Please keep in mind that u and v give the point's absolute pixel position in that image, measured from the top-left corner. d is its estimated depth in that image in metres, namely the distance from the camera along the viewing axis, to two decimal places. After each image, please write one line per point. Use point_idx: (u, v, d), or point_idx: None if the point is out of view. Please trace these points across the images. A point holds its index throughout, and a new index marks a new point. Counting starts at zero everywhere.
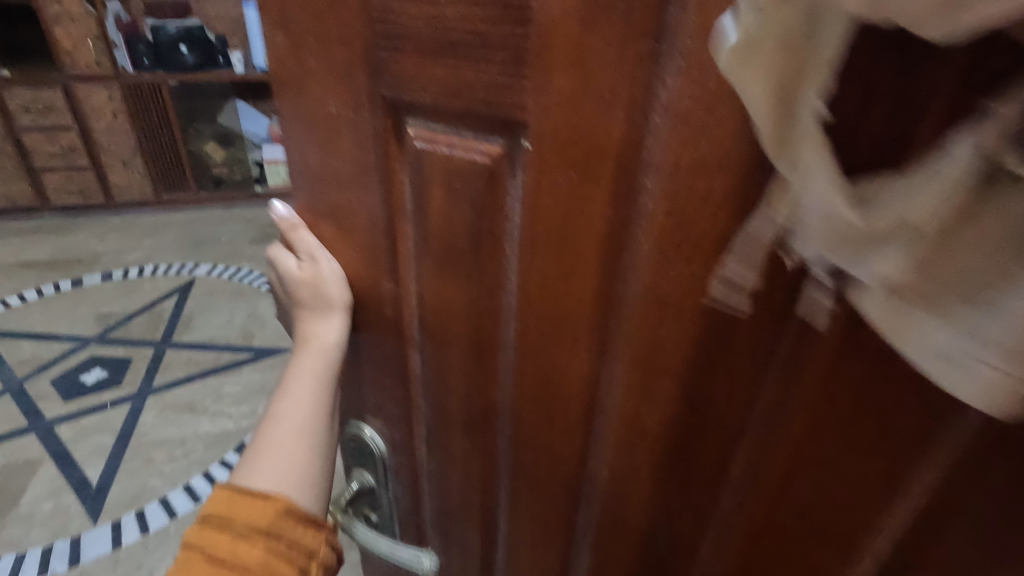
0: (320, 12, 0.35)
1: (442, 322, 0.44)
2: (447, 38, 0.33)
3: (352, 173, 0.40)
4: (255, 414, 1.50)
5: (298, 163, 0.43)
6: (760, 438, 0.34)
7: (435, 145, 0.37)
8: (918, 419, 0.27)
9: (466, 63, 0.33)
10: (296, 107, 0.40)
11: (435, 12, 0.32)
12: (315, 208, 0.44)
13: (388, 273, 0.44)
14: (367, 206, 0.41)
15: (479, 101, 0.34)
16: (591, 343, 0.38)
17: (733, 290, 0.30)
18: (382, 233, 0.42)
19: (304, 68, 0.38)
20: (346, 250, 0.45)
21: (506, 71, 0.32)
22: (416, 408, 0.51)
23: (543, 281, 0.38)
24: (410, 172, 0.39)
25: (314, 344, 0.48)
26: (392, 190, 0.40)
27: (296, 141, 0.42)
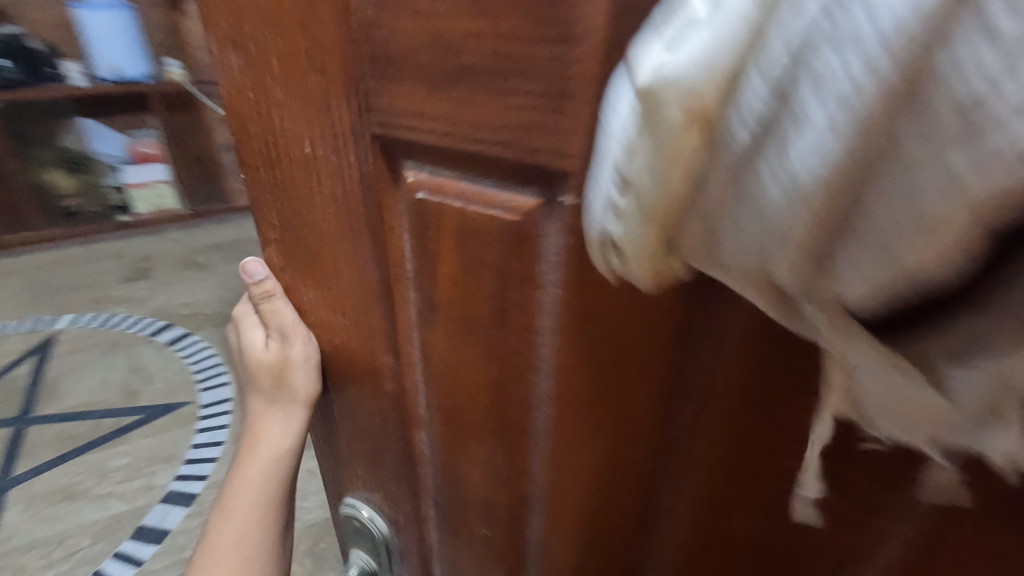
0: (284, 25, 0.25)
1: (457, 402, 0.33)
2: (456, 64, 0.23)
3: (336, 228, 0.30)
4: (154, 489, 1.28)
5: (266, 215, 0.33)
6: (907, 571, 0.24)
7: (445, 199, 0.26)
8: None
9: (484, 96, 0.22)
10: (262, 149, 0.30)
11: (439, 27, 0.22)
12: (290, 270, 0.34)
13: (387, 342, 0.33)
14: (358, 268, 0.31)
15: (504, 144, 0.23)
16: (647, 429, 0.28)
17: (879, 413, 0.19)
18: (379, 298, 0.31)
19: (267, 101, 0.28)
20: (324, 313, 0.34)
21: (540, 107, 0.22)
22: (423, 492, 0.39)
23: (588, 368, 0.27)
24: (410, 225, 0.28)
25: (267, 440, 0.43)
26: (390, 245, 0.29)
27: (263, 188, 0.32)
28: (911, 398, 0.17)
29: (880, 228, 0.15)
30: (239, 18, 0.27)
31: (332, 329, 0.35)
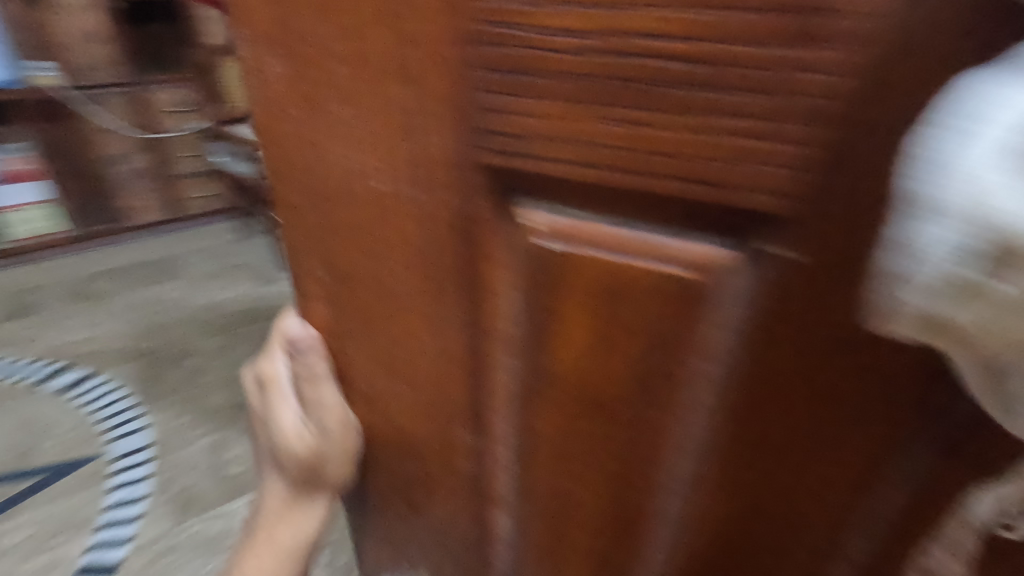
0: (362, 20, 0.19)
1: (563, 491, 0.26)
2: (622, 71, 0.17)
3: (410, 283, 0.23)
4: (63, 562, 1.08)
5: (308, 267, 0.26)
6: None
7: (583, 249, 0.20)
8: None
9: (666, 111, 0.16)
10: (314, 183, 0.24)
11: (602, 22, 0.16)
12: (336, 332, 0.27)
13: (466, 416, 0.26)
14: (438, 327, 0.24)
15: (686, 178, 0.17)
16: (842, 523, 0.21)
17: None
18: (463, 364, 0.25)
19: (325, 123, 0.22)
20: (379, 381, 0.27)
21: (752, 129, 0.16)
22: None
23: (783, 460, 0.20)
24: (520, 275, 0.21)
25: (281, 537, 0.36)
26: (488, 302, 0.22)
27: (310, 232, 0.25)
28: None
29: None
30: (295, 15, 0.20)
31: (388, 402, 0.28)
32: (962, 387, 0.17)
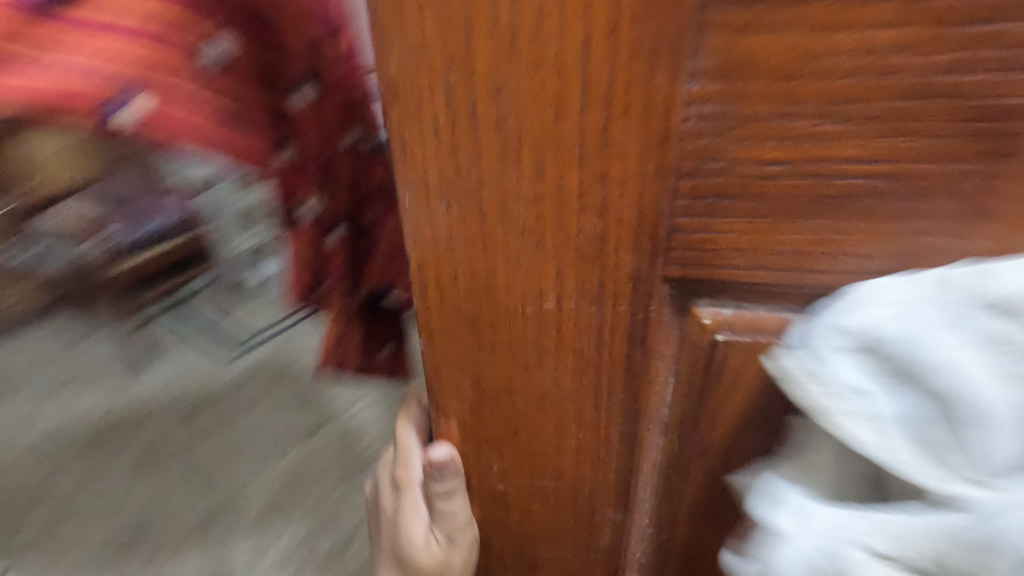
0: (548, 162, 0.19)
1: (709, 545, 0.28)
2: (826, 191, 0.18)
3: (572, 387, 0.25)
4: None
5: (452, 385, 0.25)
6: None
7: (758, 335, 0.22)
8: None
9: (863, 225, 0.19)
10: (466, 306, 0.23)
11: (809, 157, 0.18)
12: (475, 441, 0.27)
13: (612, 498, 0.28)
14: (595, 421, 0.25)
15: (872, 274, 0.19)
16: None
17: None
18: (616, 451, 0.26)
19: (494, 252, 0.22)
20: (520, 483, 0.28)
21: (945, 231, 0.18)
22: None
23: None
24: (688, 366, 0.23)
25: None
26: (648, 392, 0.24)
27: (456, 355, 0.25)
28: None
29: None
30: (467, 157, 0.20)
31: (526, 499, 0.28)
32: None
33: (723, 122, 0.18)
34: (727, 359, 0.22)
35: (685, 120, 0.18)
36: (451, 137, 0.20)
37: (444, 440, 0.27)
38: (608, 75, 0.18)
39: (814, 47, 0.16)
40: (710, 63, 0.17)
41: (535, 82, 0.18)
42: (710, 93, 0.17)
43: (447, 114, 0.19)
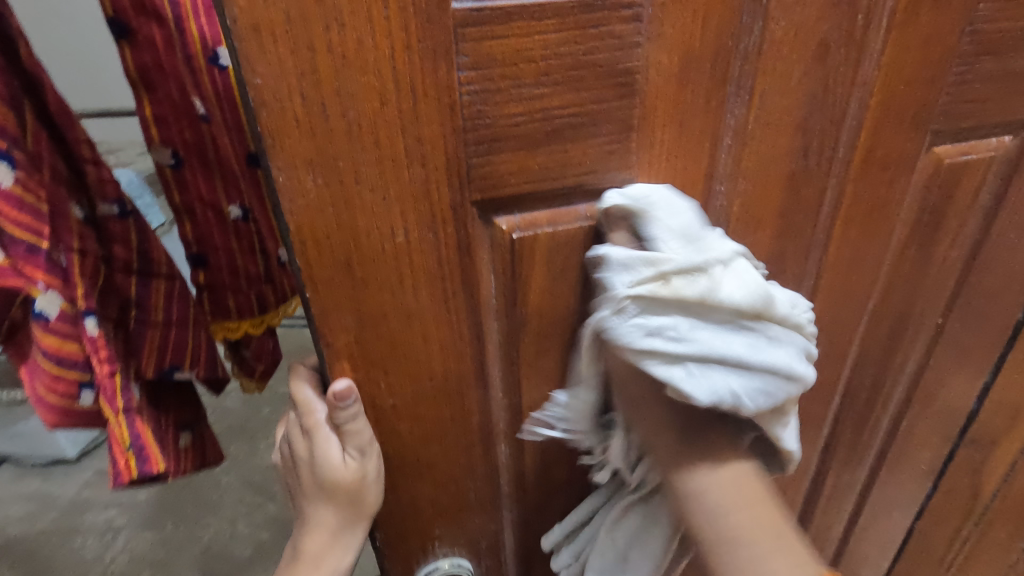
0: (381, 135, 0.29)
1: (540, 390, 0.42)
2: (550, 128, 0.32)
3: (428, 299, 0.35)
4: None
5: (338, 323, 0.34)
6: (802, 305, 0.47)
7: (537, 228, 0.35)
8: (863, 246, 0.45)
9: (573, 145, 0.33)
10: (342, 255, 0.31)
11: (537, 108, 0.31)
12: (365, 367, 0.36)
13: (474, 379, 0.39)
14: (451, 324, 0.36)
15: (587, 172, 0.34)
16: None
17: (786, 217, 0.41)
18: (467, 341, 0.37)
19: (356, 207, 0.30)
20: (406, 390, 0.38)
21: (614, 140, 0.33)
22: (502, 488, 0.46)
23: None
24: (498, 264, 0.36)
25: (327, 561, 0.40)
26: (479, 291, 0.36)
27: (338, 298, 0.33)
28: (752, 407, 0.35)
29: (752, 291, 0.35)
30: (324, 141, 0.28)
31: (411, 405, 0.39)
32: None
33: (484, 95, 0.30)
34: (522, 249, 0.35)
35: (462, 95, 0.29)
36: (310, 128, 0.28)
37: (340, 372, 0.36)
38: (411, 73, 0.28)
39: (522, 46, 0.29)
40: (468, 60, 0.29)
41: (364, 81, 0.27)
42: (475, 76, 0.29)
43: (306, 112, 0.27)
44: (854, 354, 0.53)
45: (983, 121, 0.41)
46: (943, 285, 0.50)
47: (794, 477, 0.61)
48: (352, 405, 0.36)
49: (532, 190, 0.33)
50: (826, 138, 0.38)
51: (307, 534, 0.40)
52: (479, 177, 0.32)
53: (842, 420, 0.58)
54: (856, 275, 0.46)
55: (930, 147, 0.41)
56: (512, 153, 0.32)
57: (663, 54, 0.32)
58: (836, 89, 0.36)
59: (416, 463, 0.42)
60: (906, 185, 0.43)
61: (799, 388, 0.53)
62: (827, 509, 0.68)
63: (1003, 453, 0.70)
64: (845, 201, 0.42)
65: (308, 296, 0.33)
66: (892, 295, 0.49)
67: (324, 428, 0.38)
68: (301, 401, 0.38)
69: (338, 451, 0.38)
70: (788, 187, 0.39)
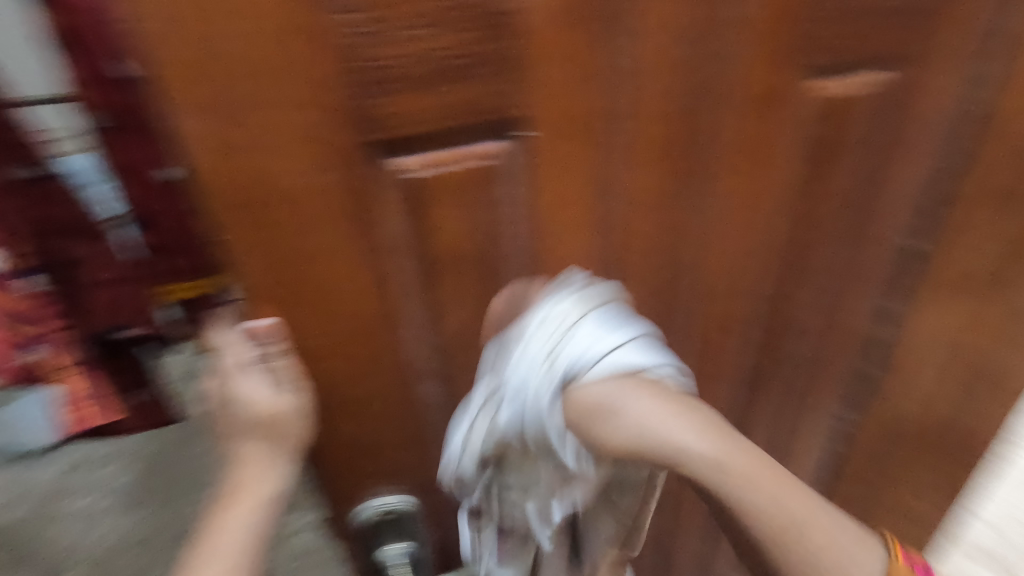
0: (274, 78, 0.31)
1: (459, 325, 0.45)
2: (439, 69, 0.34)
3: (337, 239, 0.37)
4: None
5: (251, 265, 0.36)
6: (705, 240, 0.51)
7: (437, 167, 0.37)
8: (752, 179, 0.49)
9: (463, 85, 0.35)
10: (247, 195, 0.33)
11: (424, 50, 0.33)
12: (286, 308, 0.38)
13: (395, 317, 0.42)
14: (366, 262, 0.39)
15: (480, 111, 0.36)
16: (588, 249, 0.46)
17: (677, 154, 0.44)
18: (383, 280, 0.40)
19: (256, 147, 0.32)
20: (328, 329, 0.40)
21: (502, 80, 0.36)
22: (435, 423, 0.50)
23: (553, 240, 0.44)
24: (405, 204, 0.38)
25: (258, 491, 0.43)
26: (389, 230, 0.38)
27: (249, 240, 0.35)
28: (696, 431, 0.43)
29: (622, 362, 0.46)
30: (217, 87, 0.30)
31: (334, 344, 0.41)
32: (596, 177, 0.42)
33: (373, 37, 0.31)
34: (426, 187, 0.38)
35: (349, 37, 0.31)
36: (200, 72, 0.29)
37: (263, 313, 0.38)
38: (294, 15, 0.30)
39: None
40: (350, 2, 0.30)
41: (250, 23, 0.29)
42: (359, 18, 0.31)
43: (197, 55, 0.29)
44: (759, 285, 0.57)
45: (850, 58, 0.46)
46: (829, 213, 0.56)
47: (718, 408, 0.66)
48: (276, 341, 0.39)
49: (428, 129, 0.36)
50: (705, 75, 0.41)
51: (238, 467, 0.43)
52: (375, 118, 0.34)
53: (756, 351, 0.63)
54: (750, 206, 0.50)
55: (808, 83, 0.46)
56: (404, 95, 0.34)
57: None
58: (712, 28, 0.40)
59: (347, 401, 0.44)
60: (785, 120, 0.47)
61: (712, 321, 0.57)
62: (752, 437, 0.73)
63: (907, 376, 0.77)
64: (729, 137, 0.45)
65: (219, 240, 0.34)
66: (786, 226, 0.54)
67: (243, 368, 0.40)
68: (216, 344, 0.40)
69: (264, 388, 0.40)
70: (676, 125, 0.43)
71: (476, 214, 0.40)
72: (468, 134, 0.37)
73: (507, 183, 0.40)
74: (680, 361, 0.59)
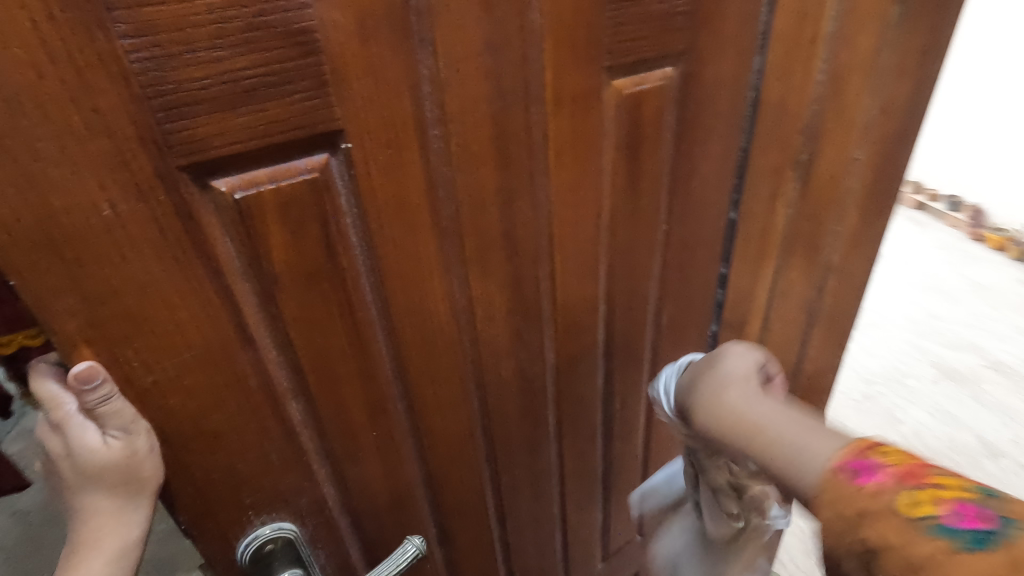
0: (49, 107, 0.29)
1: (313, 341, 0.45)
2: (242, 88, 0.34)
3: (159, 269, 0.36)
4: None
5: (59, 308, 0.33)
6: (546, 231, 0.55)
7: (259, 186, 0.37)
8: (577, 171, 0.54)
9: (271, 103, 0.36)
10: (42, 234, 0.31)
11: (222, 71, 0.33)
12: (111, 348, 0.36)
13: (241, 342, 0.41)
14: (197, 290, 0.38)
15: (295, 127, 0.37)
16: (435, 250, 0.48)
17: (502, 152, 0.47)
18: (221, 305, 0.39)
19: (44, 182, 0.30)
20: (165, 364, 0.39)
21: (312, 95, 0.37)
22: (307, 444, 0.49)
23: (397, 246, 0.46)
24: (231, 226, 0.38)
25: (107, 545, 0.42)
26: (217, 254, 0.38)
27: (52, 281, 0.33)
28: (795, 431, 0.43)
29: (757, 437, 0.45)
30: None
31: (176, 379, 0.39)
32: (427, 181, 0.45)
33: (163, 61, 0.31)
34: (251, 207, 0.38)
35: (135, 63, 0.31)
36: None
37: (84, 357, 0.36)
38: (66, 43, 0.29)
39: (186, 12, 0.31)
40: (130, 28, 0.30)
41: (13, 53, 0.28)
42: (144, 44, 0.31)
43: None
44: (603, 266, 0.63)
45: (640, 56, 0.53)
46: (655, 195, 0.63)
47: (590, 384, 0.71)
48: (101, 386, 0.36)
49: (242, 149, 0.36)
50: (513, 78, 0.45)
51: (83, 523, 0.41)
52: (180, 143, 0.34)
53: (614, 327, 0.69)
54: (580, 195, 0.55)
55: (609, 81, 0.52)
56: (209, 117, 0.34)
57: (337, 13, 0.36)
58: (508, 37, 0.43)
59: (201, 436, 0.43)
60: (596, 115, 0.52)
61: (567, 304, 0.61)
62: (627, 407, 0.79)
63: (749, 332, 0.87)
64: (549, 134, 0.50)
65: (17, 284, 0.32)
66: (616, 209, 0.60)
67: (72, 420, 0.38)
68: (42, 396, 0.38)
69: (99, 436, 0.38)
70: (495, 125, 0.46)
71: (311, 229, 0.41)
72: (287, 151, 0.38)
73: (337, 195, 0.41)
74: (545, 346, 0.63)
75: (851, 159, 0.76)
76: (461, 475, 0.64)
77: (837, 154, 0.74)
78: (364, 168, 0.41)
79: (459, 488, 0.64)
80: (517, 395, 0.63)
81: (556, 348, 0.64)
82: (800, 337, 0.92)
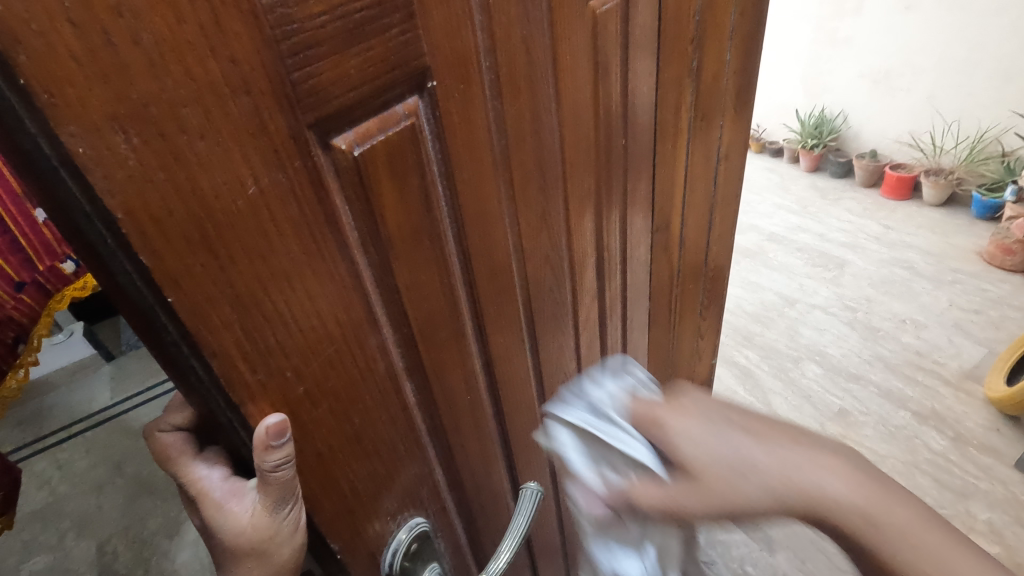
0: (190, 59, 0.23)
1: (421, 309, 0.42)
2: (354, 25, 0.30)
3: (301, 254, 0.31)
4: None
5: (216, 320, 0.28)
6: (559, 160, 0.56)
7: (371, 139, 0.34)
8: (577, 97, 0.56)
9: (376, 41, 0.32)
10: (193, 229, 0.26)
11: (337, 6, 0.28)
12: (266, 359, 0.31)
13: (371, 325, 0.37)
14: (335, 273, 0.33)
15: (394, 68, 0.34)
16: (495, 192, 0.47)
17: (533, 82, 0.48)
18: (354, 288, 0.35)
19: (191, 158, 0.25)
20: (312, 367, 0.34)
21: (406, 29, 0.33)
22: (423, 424, 0.46)
23: (471, 192, 0.44)
24: (351, 190, 0.33)
25: None
26: (344, 225, 0.33)
27: (206, 287, 0.27)
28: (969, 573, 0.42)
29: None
30: (128, 85, 0.22)
31: (323, 381, 0.35)
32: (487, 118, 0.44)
33: None
34: (367, 164, 0.34)
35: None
36: (99, 68, 0.21)
37: (239, 374, 0.30)
38: None
39: None
40: None
41: None
42: None
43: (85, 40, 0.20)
44: (594, 189, 0.67)
45: None
46: (618, 116, 0.68)
47: (591, 306, 0.76)
48: (283, 446, 0.33)
49: (356, 96, 0.32)
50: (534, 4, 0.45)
51: None
52: (306, 94, 0.29)
53: (599, 247, 0.74)
54: (580, 119, 0.58)
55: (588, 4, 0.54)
56: (328, 60, 0.29)
57: None
58: None
59: (347, 441, 0.38)
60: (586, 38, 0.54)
61: (575, 231, 0.64)
62: (612, 322, 0.86)
63: (674, 230, 0.98)
64: (560, 59, 0.51)
65: (169, 299, 0.26)
66: (598, 132, 0.64)
67: (216, 492, 0.38)
68: (186, 473, 0.39)
69: (245, 507, 0.37)
70: (526, 54, 0.46)
71: (414, 182, 0.38)
72: (389, 95, 0.34)
73: (424, 141, 0.39)
74: (564, 277, 0.65)
75: (724, 61, 0.89)
76: (524, 423, 0.65)
77: (717, 60, 0.87)
78: (445, 108, 0.39)
79: (523, 437, 0.65)
80: (552, 330, 0.65)
81: (570, 278, 0.67)
82: (707, 227, 1.07)
